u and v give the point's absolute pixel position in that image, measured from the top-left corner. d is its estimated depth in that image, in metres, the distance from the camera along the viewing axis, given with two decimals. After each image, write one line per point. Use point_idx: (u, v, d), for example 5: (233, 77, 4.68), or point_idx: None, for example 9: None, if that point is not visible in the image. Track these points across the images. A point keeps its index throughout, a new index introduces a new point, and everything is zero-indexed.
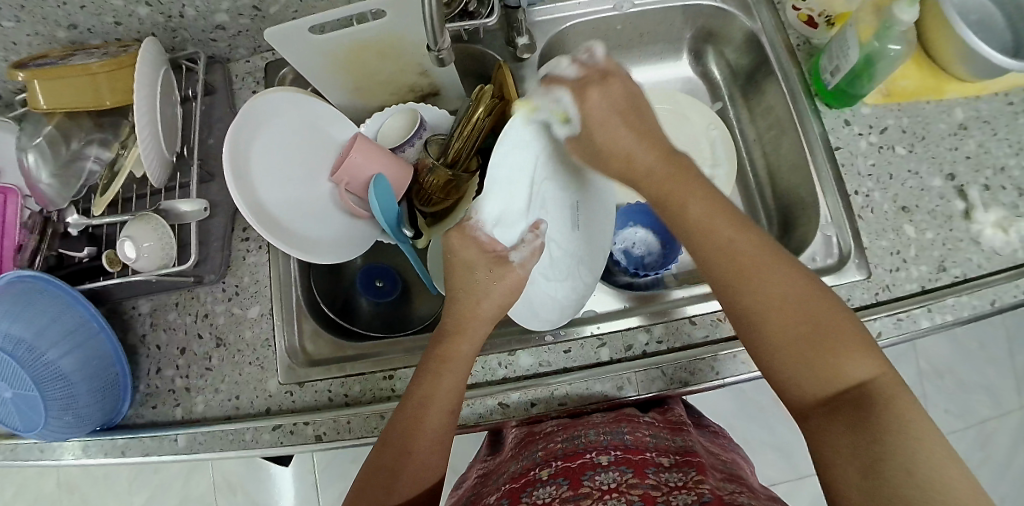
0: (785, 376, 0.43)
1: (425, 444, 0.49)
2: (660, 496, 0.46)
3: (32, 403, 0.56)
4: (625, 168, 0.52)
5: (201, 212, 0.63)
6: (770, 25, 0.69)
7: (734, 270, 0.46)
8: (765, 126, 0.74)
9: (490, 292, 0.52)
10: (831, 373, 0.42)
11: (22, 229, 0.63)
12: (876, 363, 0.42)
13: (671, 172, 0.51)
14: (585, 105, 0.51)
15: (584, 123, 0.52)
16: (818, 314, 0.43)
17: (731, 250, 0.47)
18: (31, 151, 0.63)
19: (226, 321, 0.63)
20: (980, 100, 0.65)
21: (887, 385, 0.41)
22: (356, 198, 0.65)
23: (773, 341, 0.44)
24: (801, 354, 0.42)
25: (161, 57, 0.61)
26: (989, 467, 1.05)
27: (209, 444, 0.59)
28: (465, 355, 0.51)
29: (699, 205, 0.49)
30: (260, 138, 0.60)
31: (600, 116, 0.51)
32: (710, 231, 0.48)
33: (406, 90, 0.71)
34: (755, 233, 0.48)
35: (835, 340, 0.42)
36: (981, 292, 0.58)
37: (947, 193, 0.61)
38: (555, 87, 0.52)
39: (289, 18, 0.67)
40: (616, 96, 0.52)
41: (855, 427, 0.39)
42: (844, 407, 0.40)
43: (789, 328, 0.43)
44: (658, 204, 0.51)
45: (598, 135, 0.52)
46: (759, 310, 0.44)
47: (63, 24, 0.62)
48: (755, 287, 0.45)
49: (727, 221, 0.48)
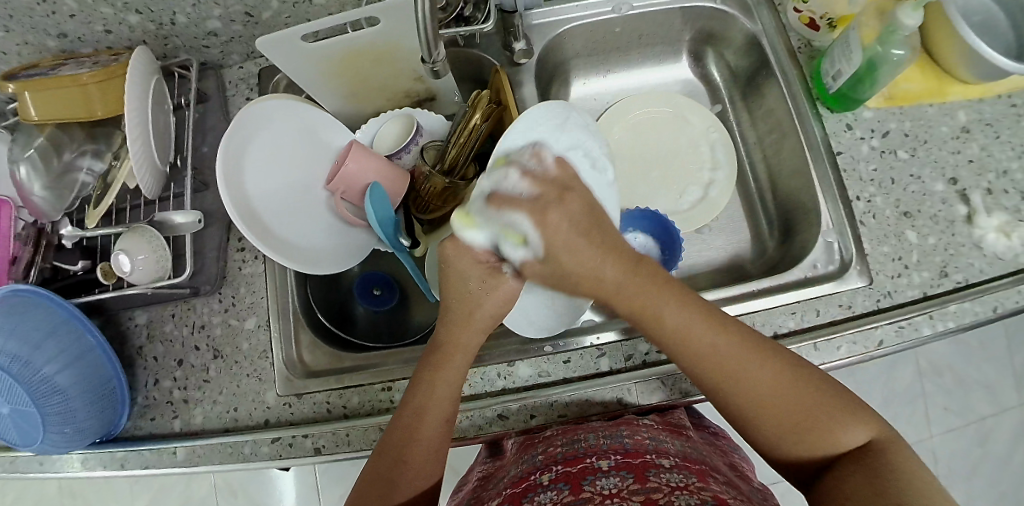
0: (788, 452, 0.46)
1: (422, 454, 0.49)
2: (661, 498, 0.45)
3: (29, 419, 0.56)
4: (594, 287, 0.48)
5: (196, 223, 0.62)
6: (771, 27, 0.68)
7: (720, 374, 0.46)
8: (766, 129, 0.73)
9: (482, 303, 0.50)
10: (831, 445, 0.44)
11: (17, 241, 0.62)
12: (868, 423, 0.45)
13: (640, 286, 0.47)
14: (546, 230, 0.45)
15: (546, 251, 0.46)
16: (810, 391, 0.45)
17: (710, 356, 0.46)
18: (23, 164, 0.63)
19: (223, 333, 0.63)
20: (983, 103, 0.64)
21: (885, 443, 0.44)
22: (351, 206, 0.64)
23: (770, 429, 0.45)
24: (803, 434, 0.45)
25: (153, 66, 0.60)
26: (988, 465, 1.05)
27: (208, 456, 0.59)
28: (459, 363, 0.51)
29: (675, 314, 0.47)
30: (254, 148, 0.59)
31: (564, 243, 0.46)
32: (686, 338, 0.47)
33: (402, 95, 0.70)
34: (731, 325, 0.48)
35: (831, 412, 0.45)
36: (982, 299, 0.57)
37: (949, 198, 0.61)
38: (507, 210, 0.45)
39: (282, 24, 0.66)
40: (575, 212, 0.46)
41: (865, 476, 0.42)
42: (852, 471, 0.42)
43: (786, 414, 0.45)
44: (636, 315, 0.48)
45: (565, 261, 0.47)
46: (752, 403, 0.46)
47: (53, 33, 0.61)
48: (744, 384, 0.46)
49: (708, 319, 0.47)
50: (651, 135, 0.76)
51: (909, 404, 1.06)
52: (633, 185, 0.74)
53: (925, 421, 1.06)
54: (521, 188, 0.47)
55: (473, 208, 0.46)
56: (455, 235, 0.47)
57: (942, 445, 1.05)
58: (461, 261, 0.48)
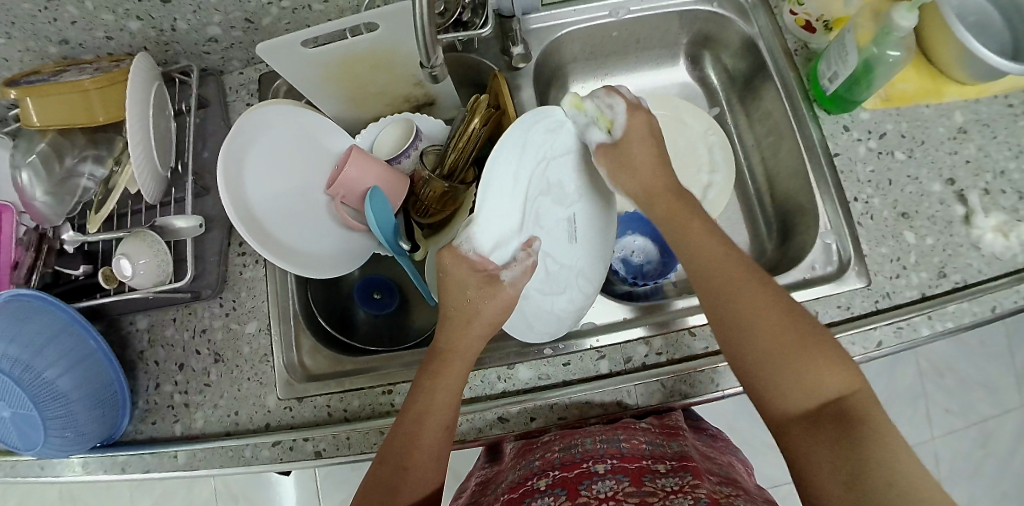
0: (767, 387, 0.46)
1: (423, 461, 0.49)
2: (657, 501, 0.46)
3: (32, 422, 0.56)
4: (642, 186, 0.56)
5: (197, 228, 0.63)
6: (767, 30, 0.69)
7: (721, 285, 0.49)
8: (764, 131, 0.73)
9: (481, 312, 0.51)
10: (812, 384, 0.44)
11: (18, 246, 0.62)
12: (852, 378, 0.45)
13: (680, 202, 0.55)
14: (630, 120, 0.56)
15: (623, 135, 0.56)
16: (803, 326, 0.46)
17: (722, 271, 0.50)
18: (26, 170, 0.63)
19: (224, 337, 0.63)
20: (979, 103, 0.64)
21: (862, 401, 0.44)
22: (352, 211, 0.65)
23: (755, 352, 0.46)
24: (785, 366, 0.45)
25: (154, 71, 0.61)
26: (990, 466, 1.05)
27: (209, 460, 0.59)
28: (460, 369, 0.51)
29: (701, 230, 0.53)
30: (255, 152, 0.60)
31: (637, 134, 0.56)
32: (706, 253, 0.51)
33: (401, 100, 0.70)
34: (742, 255, 0.51)
35: (817, 351, 0.45)
36: (981, 299, 0.57)
37: (947, 198, 0.61)
38: (613, 95, 0.57)
39: (282, 29, 0.67)
40: (643, 133, 0.56)
41: (838, 435, 0.42)
42: (828, 421, 0.43)
43: (773, 341, 0.46)
44: (668, 220, 0.55)
45: (632, 150, 0.56)
46: (744, 321, 0.47)
47: (55, 40, 0.62)
48: (742, 300, 0.48)
49: (721, 245, 0.52)
50: None
51: (910, 405, 1.06)
52: None
53: (926, 422, 1.06)
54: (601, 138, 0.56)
55: (584, 97, 0.56)
56: (453, 245, 0.49)
57: (944, 446, 1.05)
58: (459, 270, 0.49)
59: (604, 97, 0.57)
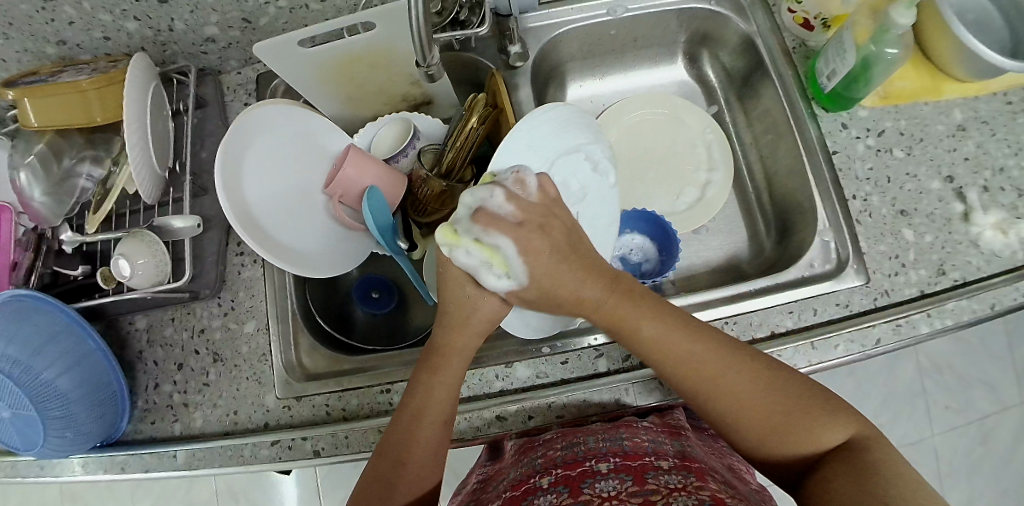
0: (774, 456, 0.47)
1: (421, 456, 0.49)
2: (660, 499, 0.45)
3: (31, 423, 0.56)
4: (572, 302, 0.48)
5: (195, 228, 0.62)
6: (766, 27, 0.69)
7: (698, 379, 0.47)
8: (762, 129, 0.73)
9: (479, 308, 0.49)
10: (815, 441, 0.45)
11: (17, 246, 0.63)
12: (848, 421, 0.45)
13: (618, 304, 0.48)
14: (529, 259, 0.44)
15: (530, 279, 0.45)
16: (788, 394, 0.46)
17: (693, 367, 0.47)
18: (23, 170, 0.63)
19: (223, 336, 0.63)
20: (978, 100, 0.64)
21: (864, 439, 0.44)
22: (350, 211, 0.65)
23: (752, 434, 0.46)
24: (785, 439, 0.45)
25: (151, 72, 0.61)
26: (990, 463, 1.05)
27: (208, 460, 0.60)
28: (457, 365, 0.51)
29: (652, 327, 0.47)
30: (253, 152, 0.60)
31: (545, 270, 0.45)
32: (666, 353, 0.47)
33: (399, 99, 0.70)
34: (707, 331, 0.48)
35: (811, 414, 0.45)
36: (980, 296, 0.57)
37: (945, 196, 0.61)
38: (494, 229, 0.43)
39: (279, 29, 0.67)
40: (558, 237, 0.46)
41: (848, 475, 0.42)
42: (838, 470, 0.43)
43: (768, 421, 0.45)
44: (612, 329, 0.49)
45: (550, 287, 0.46)
46: (734, 411, 0.46)
47: (52, 40, 0.62)
48: (723, 393, 0.46)
49: (685, 332, 0.48)
50: (648, 136, 0.76)
51: (910, 401, 1.06)
52: (631, 186, 0.75)
53: (926, 419, 1.05)
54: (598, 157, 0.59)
55: (455, 226, 0.44)
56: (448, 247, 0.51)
57: (943, 444, 1.05)
58: (457, 267, 0.49)
59: (475, 187, 0.44)
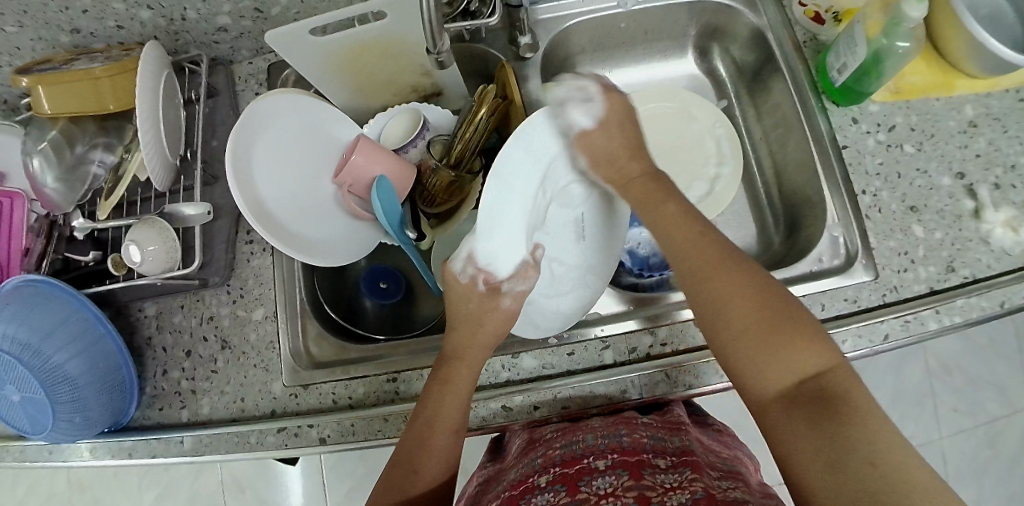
0: (741, 367, 0.45)
1: (434, 463, 0.49)
2: (655, 496, 0.45)
3: (40, 407, 0.57)
4: (612, 174, 0.56)
5: (206, 215, 0.63)
6: (777, 21, 0.69)
7: (694, 266, 0.49)
8: (772, 124, 0.73)
9: (485, 322, 0.52)
10: (788, 363, 0.43)
11: (30, 233, 0.63)
12: (831, 356, 0.43)
13: (652, 186, 0.55)
14: (608, 111, 0.57)
15: (580, 139, 0.55)
16: (773, 311, 0.44)
17: (698, 250, 0.49)
18: (37, 156, 0.64)
19: (231, 324, 0.64)
20: (990, 97, 0.63)
21: (841, 376, 0.41)
22: (359, 201, 0.65)
23: (726, 332, 0.45)
24: (756, 345, 0.44)
25: (163, 60, 0.61)
26: (997, 465, 1.04)
27: (215, 446, 0.60)
28: (466, 375, 0.51)
29: (675, 207, 0.52)
30: (263, 140, 0.60)
31: (611, 126, 0.57)
32: (681, 229, 0.51)
33: (409, 90, 0.70)
34: (719, 237, 0.50)
35: (792, 330, 0.43)
36: (990, 293, 0.57)
37: (956, 192, 0.61)
38: (570, 110, 0.55)
39: (290, 19, 0.67)
40: (625, 118, 0.57)
41: (815, 417, 0.40)
42: (806, 403, 0.41)
43: (744, 324, 0.45)
44: (640, 203, 0.55)
45: (595, 141, 0.56)
46: (719, 302, 0.46)
47: (66, 28, 0.62)
48: (716, 281, 0.47)
49: (698, 226, 0.51)
50: (657, 131, 0.76)
51: (918, 402, 1.05)
52: None
53: (934, 420, 1.05)
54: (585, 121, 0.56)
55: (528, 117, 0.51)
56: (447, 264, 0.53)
57: (951, 445, 1.05)
58: (461, 288, 0.52)
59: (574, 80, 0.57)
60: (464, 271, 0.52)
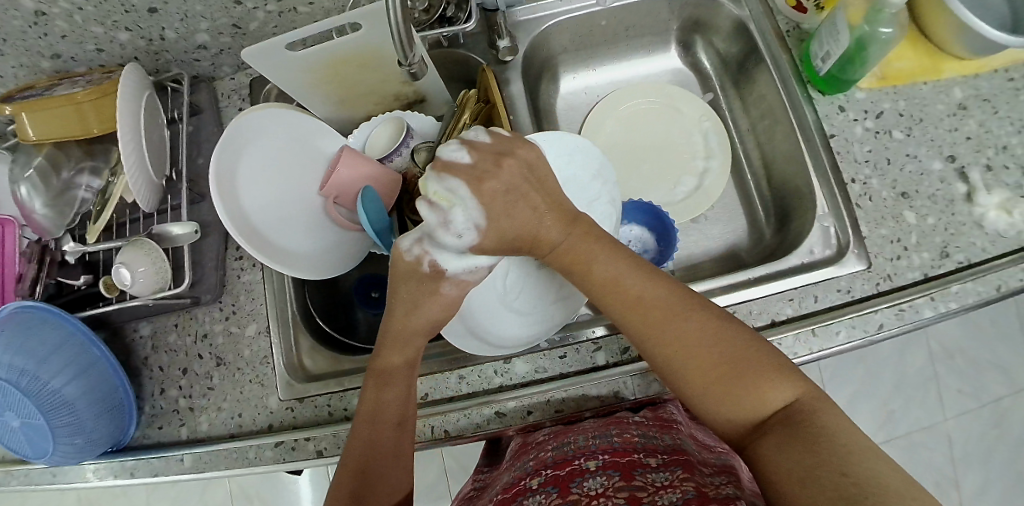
0: (709, 412, 0.44)
1: (383, 459, 0.49)
2: (646, 497, 0.46)
3: (40, 431, 0.58)
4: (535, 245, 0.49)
5: (193, 235, 0.63)
6: (758, 11, 0.68)
7: (641, 319, 0.46)
8: (759, 115, 0.72)
9: (419, 308, 0.51)
10: (756, 400, 0.43)
11: (21, 258, 0.64)
12: (796, 384, 0.43)
13: (582, 243, 0.49)
14: (482, 192, 0.47)
15: (488, 215, 0.47)
16: (732, 352, 0.44)
17: (639, 301, 0.46)
18: (24, 184, 0.64)
19: (225, 341, 0.64)
20: (979, 78, 0.62)
21: (808, 402, 0.42)
22: (346, 212, 0.65)
23: (690, 383, 0.44)
24: (720, 394, 0.43)
25: (143, 82, 0.61)
26: (1006, 446, 1.03)
27: (215, 463, 0.60)
28: (400, 366, 0.52)
29: (607, 263, 0.48)
30: (248, 156, 0.60)
31: (502, 202, 0.47)
32: (624, 282, 0.47)
33: (391, 98, 0.70)
34: (663, 281, 0.47)
35: (753, 368, 0.43)
36: (985, 277, 0.56)
37: (947, 176, 0.60)
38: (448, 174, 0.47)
39: (269, 33, 0.67)
40: (513, 178, 0.48)
41: (788, 445, 0.40)
42: (779, 435, 0.41)
43: (705, 375, 0.44)
44: (570, 268, 0.49)
45: (504, 224, 0.48)
46: (679, 358, 0.44)
47: (46, 54, 0.62)
48: (666, 338, 0.45)
49: (640, 273, 0.47)
50: (644, 126, 0.75)
51: (923, 386, 1.04)
52: (628, 177, 0.74)
53: (939, 404, 1.04)
54: (468, 236, 0.48)
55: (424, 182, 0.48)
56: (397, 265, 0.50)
57: (957, 428, 1.04)
58: (406, 265, 0.50)
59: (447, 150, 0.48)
60: (410, 250, 0.50)
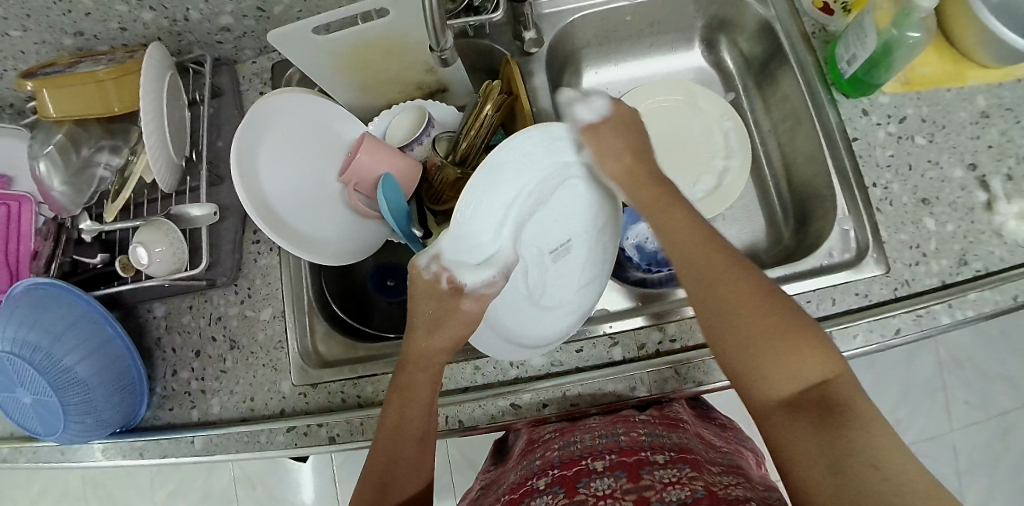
0: (740, 373, 0.45)
1: (403, 472, 0.50)
2: (654, 496, 0.45)
3: (51, 408, 0.58)
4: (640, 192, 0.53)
5: (211, 216, 0.63)
6: (784, 12, 0.68)
7: (698, 272, 0.48)
8: (781, 116, 0.72)
9: (443, 325, 0.50)
10: (790, 371, 0.43)
11: (37, 236, 0.64)
12: (833, 368, 0.42)
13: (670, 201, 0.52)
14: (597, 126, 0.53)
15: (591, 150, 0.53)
16: (779, 317, 0.44)
17: (702, 259, 0.48)
18: (43, 160, 0.64)
19: (239, 324, 0.64)
20: (1003, 87, 0.62)
21: (845, 388, 0.42)
22: (364, 198, 0.65)
23: (732, 337, 0.45)
24: (761, 351, 0.43)
25: (167, 61, 0.61)
26: (1010, 458, 1.03)
27: (224, 446, 0.60)
28: (423, 382, 0.51)
29: (687, 221, 0.51)
30: (268, 140, 0.60)
31: (610, 137, 0.53)
32: (690, 244, 0.50)
33: (413, 87, 0.70)
34: (730, 247, 0.49)
35: (795, 340, 0.43)
36: (1003, 287, 0.56)
37: (968, 184, 0.60)
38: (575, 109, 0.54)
39: (293, 17, 0.66)
40: (625, 124, 0.55)
41: (819, 428, 0.40)
42: (812, 415, 0.41)
43: (751, 328, 0.44)
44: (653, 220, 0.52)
45: (605, 154, 0.53)
46: (729, 314, 0.46)
47: (69, 32, 0.62)
48: (719, 288, 0.47)
49: (705, 238, 0.50)
50: (664, 124, 0.75)
51: (930, 395, 1.04)
52: None
53: (946, 414, 1.04)
54: (590, 120, 0.54)
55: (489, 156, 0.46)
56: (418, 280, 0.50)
57: (963, 438, 1.04)
58: (424, 284, 0.50)
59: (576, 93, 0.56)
60: (428, 267, 0.49)
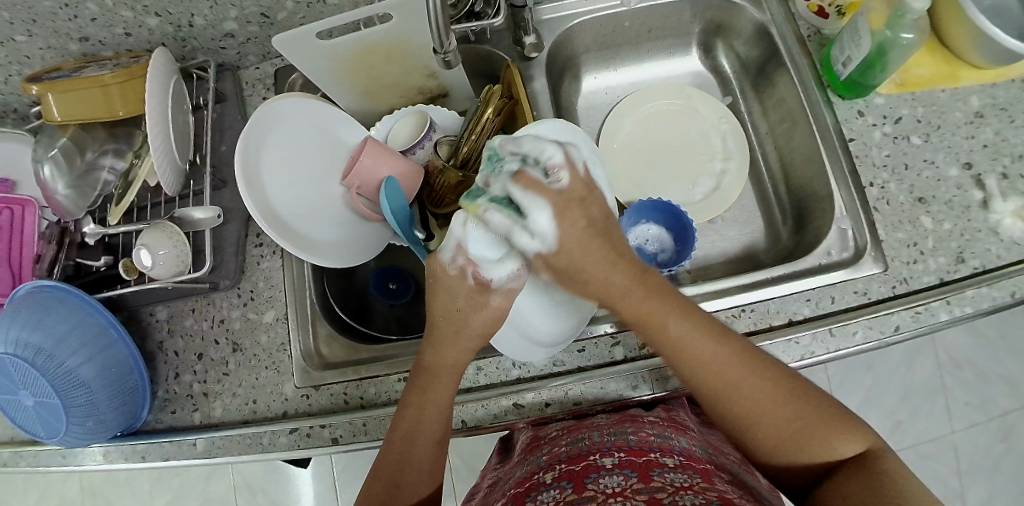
0: (778, 458, 0.46)
1: (415, 477, 0.51)
2: (666, 497, 0.43)
3: (52, 410, 0.58)
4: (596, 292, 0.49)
5: (215, 219, 0.63)
6: (780, 16, 0.69)
7: (712, 383, 0.47)
8: (777, 118, 0.73)
9: (469, 322, 0.51)
10: (829, 447, 0.45)
11: (41, 240, 0.65)
12: (864, 437, 0.45)
13: (649, 295, 0.49)
14: (564, 224, 0.46)
15: (559, 244, 0.47)
16: (806, 409, 0.46)
17: (715, 377, 0.47)
18: (47, 164, 0.64)
19: (242, 326, 0.64)
20: (996, 87, 0.63)
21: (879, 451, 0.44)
22: (367, 201, 0.65)
23: (765, 433, 0.46)
24: (796, 440, 0.45)
25: (171, 66, 0.62)
26: (1012, 460, 1.03)
27: (227, 448, 0.60)
28: (440, 387, 0.52)
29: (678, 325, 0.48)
30: (272, 144, 0.61)
31: (579, 241, 0.47)
32: (691, 354, 0.47)
33: (415, 92, 0.71)
34: (733, 338, 0.49)
35: (824, 422, 0.45)
36: (1001, 283, 0.57)
37: (964, 183, 0.60)
38: (534, 192, 0.46)
39: (297, 23, 0.67)
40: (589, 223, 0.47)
41: (862, 478, 0.42)
42: (854, 476, 0.43)
43: (782, 426, 0.46)
44: (636, 323, 0.49)
45: (577, 260, 0.48)
46: (756, 421, 0.46)
47: (75, 37, 0.63)
48: (736, 397, 0.47)
49: (705, 336, 0.48)
50: (662, 128, 0.76)
51: (930, 397, 1.05)
52: (649, 176, 0.75)
53: (946, 416, 1.04)
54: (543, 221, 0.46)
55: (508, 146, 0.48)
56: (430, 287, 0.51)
57: (963, 440, 1.04)
58: (450, 280, 0.50)
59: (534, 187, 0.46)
60: (453, 261, 0.50)
